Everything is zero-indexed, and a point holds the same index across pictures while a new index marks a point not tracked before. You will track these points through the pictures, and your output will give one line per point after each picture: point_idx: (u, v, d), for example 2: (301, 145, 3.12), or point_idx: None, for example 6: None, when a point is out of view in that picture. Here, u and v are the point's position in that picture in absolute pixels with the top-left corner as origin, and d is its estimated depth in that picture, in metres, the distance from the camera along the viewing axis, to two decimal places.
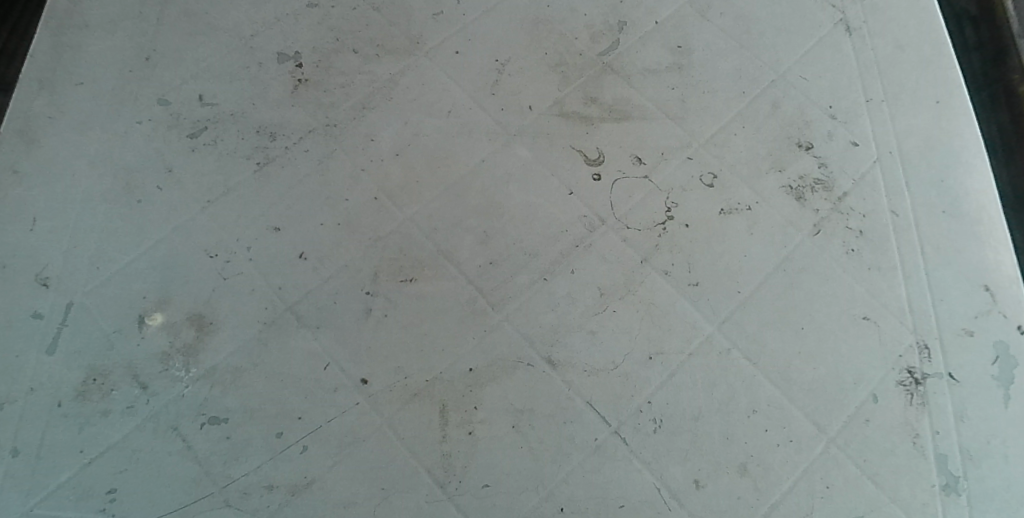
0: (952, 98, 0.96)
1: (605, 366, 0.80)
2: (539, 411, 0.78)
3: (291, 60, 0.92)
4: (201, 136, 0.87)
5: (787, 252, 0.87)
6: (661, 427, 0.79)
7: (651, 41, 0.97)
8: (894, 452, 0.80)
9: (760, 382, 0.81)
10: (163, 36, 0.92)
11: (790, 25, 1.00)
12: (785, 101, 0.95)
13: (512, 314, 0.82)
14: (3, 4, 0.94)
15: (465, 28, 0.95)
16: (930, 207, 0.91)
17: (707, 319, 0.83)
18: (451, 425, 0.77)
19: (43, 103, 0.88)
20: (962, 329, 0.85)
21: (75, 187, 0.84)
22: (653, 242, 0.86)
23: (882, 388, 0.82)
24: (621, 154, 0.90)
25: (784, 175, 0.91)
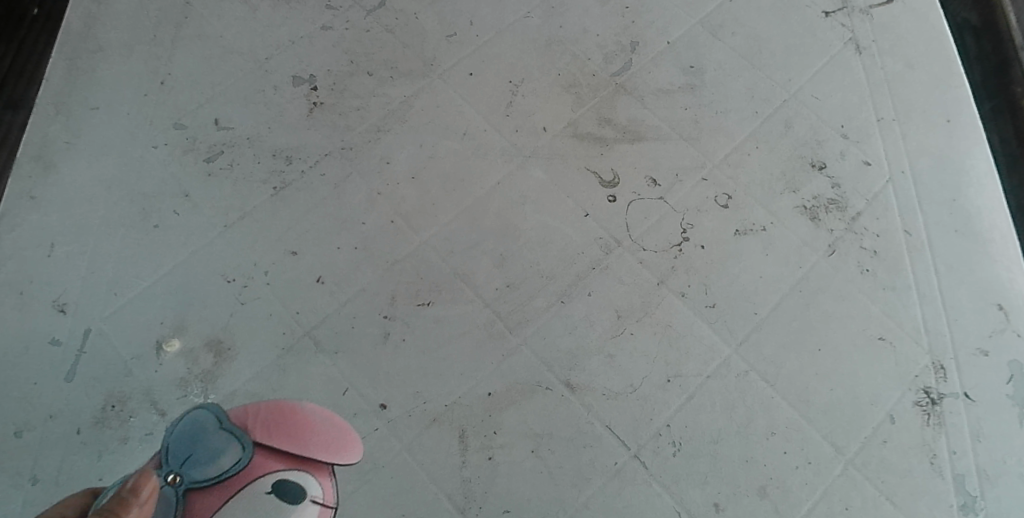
0: (961, 117, 0.97)
1: (623, 389, 0.80)
2: (558, 435, 0.78)
3: (306, 83, 0.92)
4: (217, 160, 0.87)
5: (802, 273, 0.87)
6: (680, 450, 0.79)
7: (663, 61, 0.97)
8: (913, 473, 0.80)
9: (778, 404, 0.81)
10: (179, 59, 0.92)
11: (801, 44, 1.00)
12: (797, 120, 0.96)
13: (530, 338, 0.82)
14: (5, 23, 0.93)
15: (479, 50, 0.95)
16: (943, 226, 0.91)
17: (724, 341, 0.83)
18: (471, 450, 0.77)
19: (60, 128, 0.88)
20: (977, 348, 0.85)
21: (92, 212, 0.84)
22: (669, 264, 0.86)
23: (899, 408, 0.82)
24: (635, 176, 0.90)
25: (797, 195, 0.91)
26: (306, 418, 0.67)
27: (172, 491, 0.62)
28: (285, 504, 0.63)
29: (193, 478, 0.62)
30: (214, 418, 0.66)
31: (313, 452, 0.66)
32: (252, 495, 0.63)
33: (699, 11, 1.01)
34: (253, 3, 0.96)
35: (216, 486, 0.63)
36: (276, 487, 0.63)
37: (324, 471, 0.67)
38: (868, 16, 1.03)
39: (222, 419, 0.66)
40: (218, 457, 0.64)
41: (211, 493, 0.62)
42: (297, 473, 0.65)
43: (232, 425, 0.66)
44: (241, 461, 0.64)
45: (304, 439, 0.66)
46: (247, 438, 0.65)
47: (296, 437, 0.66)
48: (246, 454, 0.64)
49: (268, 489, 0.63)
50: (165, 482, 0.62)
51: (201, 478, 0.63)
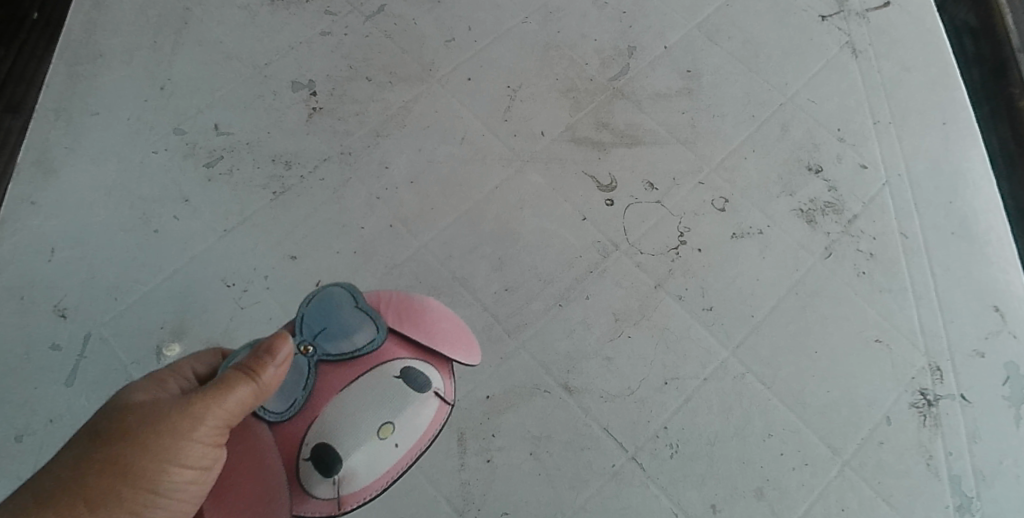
0: (958, 120, 0.97)
1: (620, 392, 0.81)
2: (556, 438, 0.79)
3: (306, 88, 0.92)
4: (217, 166, 0.88)
5: (799, 276, 0.88)
6: (677, 453, 0.79)
7: (661, 66, 0.98)
8: (909, 474, 0.80)
9: (775, 406, 0.82)
10: (179, 65, 0.93)
11: (797, 48, 1.01)
12: (794, 124, 0.96)
13: (528, 341, 0.82)
14: (7, 30, 0.95)
15: (477, 55, 0.96)
16: (939, 228, 0.91)
17: (721, 344, 0.84)
18: (469, 452, 0.78)
19: (60, 134, 0.88)
20: (974, 350, 0.86)
21: (93, 217, 0.85)
22: (666, 267, 0.87)
23: (896, 410, 0.83)
24: (633, 180, 0.91)
25: (794, 198, 0.92)
26: (428, 315, 0.63)
27: (305, 361, 0.60)
28: (410, 391, 0.59)
29: (327, 350, 0.60)
30: (349, 295, 0.63)
31: (436, 347, 0.62)
32: (378, 377, 0.59)
33: (696, 15, 1.02)
34: (253, 9, 0.97)
35: (345, 362, 0.60)
36: (404, 373, 0.59)
37: (443, 364, 0.63)
38: (865, 19, 1.03)
39: (355, 299, 0.63)
40: (350, 333, 0.60)
41: (341, 369, 0.60)
42: (418, 363, 0.61)
43: (364, 307, 0.62)
44: (373, 343, 0.60)
45: (430, 329, 0.62)
46: (378, 321, 0.62)
47: (421, 329, 0.62)
48: (379, 334, 0.61)
49: (396, 373, 0.59)
50: (300, 351, 0.60)
51: (332, 350, 0.60)
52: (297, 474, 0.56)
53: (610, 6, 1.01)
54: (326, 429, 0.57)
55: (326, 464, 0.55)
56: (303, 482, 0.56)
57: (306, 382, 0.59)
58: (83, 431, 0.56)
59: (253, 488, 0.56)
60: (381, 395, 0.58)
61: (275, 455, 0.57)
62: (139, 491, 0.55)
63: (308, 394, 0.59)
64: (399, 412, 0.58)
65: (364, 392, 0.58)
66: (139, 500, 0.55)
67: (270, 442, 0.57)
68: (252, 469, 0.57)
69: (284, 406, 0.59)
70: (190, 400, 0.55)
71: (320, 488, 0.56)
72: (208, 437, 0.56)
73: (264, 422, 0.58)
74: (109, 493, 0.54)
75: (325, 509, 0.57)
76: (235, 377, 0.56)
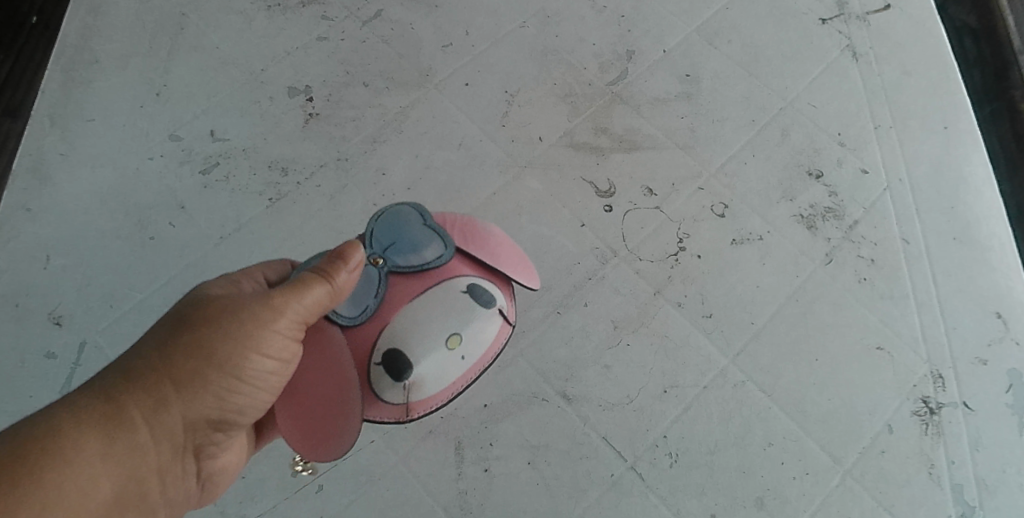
0: (959, 124, 0.97)
1: (619, 400, 0.80)
2: (554, 447, 0.78)
3: (302, 94, 0.92)
4: (213, 172, 0.87)
5: (799, 282, 0.87)
6: (676, 462, 0.78)
7: (660, 70, 0.97)
8: (912, 483, 0.79)
9: (776, 414, 0.81)
10: (175, 71, 0.92)
11: (797, 52, 1.00)
12: (794, 128, 0.95)
13: (527, 349, 0.82)
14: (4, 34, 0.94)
15: (475, 60, 0.95)
16: (940, 233, 0.91)
17: (721, 352, 0.83)
18: (467, 461, 0.77)
19: (56, 140, 0.88)
20: (976, 357, 0.85)
21: (89, 224, 0.84)
22: (666, 274, 0.86)
23: (897, 418, 0.82)
24: (632, 186, 0.90)
25: (794, 203, 0.91)
26: (495, 237, 0.62)
27: (376, 272, 0.58)
28: (477, 308, 0.58)
29: (396, 262, 0.58)
30: (417, 211, 0.61)
31: (502, 266, 0.61)
32: (446, 291, 0.58)
33: (695, 19, 1.01)
34: (249, 14, 0.96)
35: (415, 274, 0.58)
36: (471, 289, 0.59)
37: (504, 283, 0.62)
38: (865, 23, 1.03)
39: (425, 215, 0.61)
40: (420, 246, 0.59)
41: (411, 280, 0.58)
42: (483, 281, 0.60)
43: (433, 222, 0.61)
44: (442, 257, 0.59)
45: (494, 249, 0.61)
46: (447, 236, 0.60)
47: (487, 248, 0.61)
48: (448, 249, 0.59)
49: (464, 289, 0.58)
50: (370, 263, 0.59)
51: (402, 262, 0.58)
52: (367, 379, 0.56)
53: (608, 10, 1.00)
54: (396, 340, 0.56)
55: (398, 371, 0.56)
56: (374, 387, 0.56)
57: (376, 291, 0.58)
58: (170, 318, 0.59)
59: (325, 389, 0.56)
60: (449, 309, 0.57)
61: (346, 358, 0.56)
62: (223, 375, 0.58)
63: (378, 303, 0.57)
64: (466, 326, 0.58)
65: (435, 304, 0.57)
66: (222, 385, 0.59)
67: (341, 347, 0.57)
68: (323, 370, 0.57)
69: (355, 313, 0.58)
70: (273, 296, 0.58)
71: (391, 393, 0.56)
72: (289, 331, 0.58)
73: (334, 327, 0.58)
74: (195, 376, 0.58)
75: (394, 415, 0.58)
76: (313, 278, 0.56)
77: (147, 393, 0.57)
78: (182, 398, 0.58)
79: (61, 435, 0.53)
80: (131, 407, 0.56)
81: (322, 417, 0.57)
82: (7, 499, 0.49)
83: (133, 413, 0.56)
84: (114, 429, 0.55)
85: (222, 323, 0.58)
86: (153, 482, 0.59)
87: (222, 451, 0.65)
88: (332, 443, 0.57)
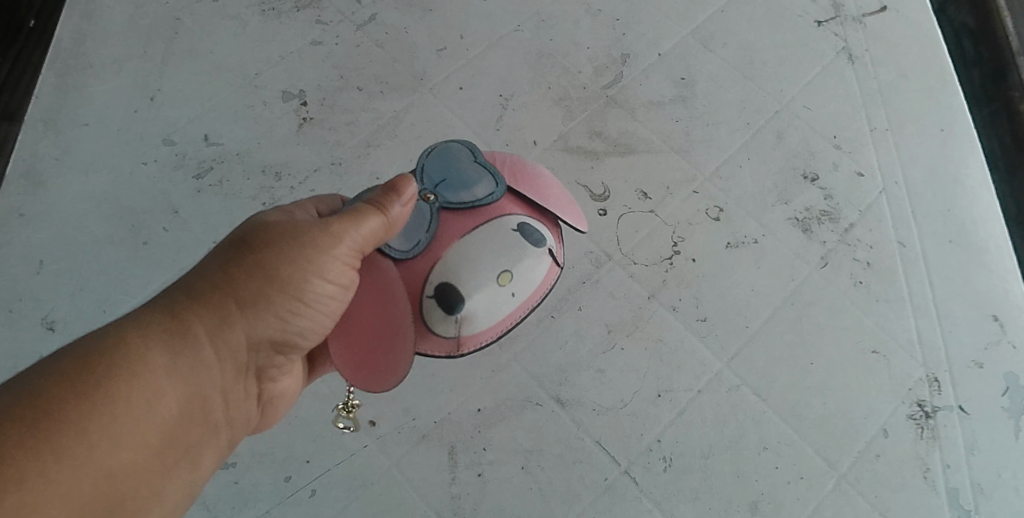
0: (956, 126, 0.96)
1: (613, 405, 0.80)
2: (548, 451, 0.78)
3: (296, 98, 0.92)
4: (207, 177, 0.87)
5: (795, 286, 0.87)
6: (670, 466, 0.78)
7: (655, 73, 0.97)
8: (907, 487, 0.79)
9: (770, 418, 0.81)
10: (169, 75, 0.92)
11: (793, 55, 1.00)
12: (790, 132, 0.95)
13: (520, 354, 0.82)
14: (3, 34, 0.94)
15: (469, 64, 0.95)
16: (936, 236, 0.90)
17: (715, 356, 0.83)
18: (460, 466, 0.77)
19: (49, 145, 0.88)
20: (972, 361, 0.84)
21: (82, 229, 0.84)
22: (660, 277, 0.86)
23: (893, 422, 0.81)
24: (626, 190, 0.90)
25: (790, 207, 0.91)
26: (539, 178, 0.67)
27: (428, 208, 0.62)
28: (526, 244, 0.62)
29: (447, 200, 0.62)
30: (466, 153, 0.65)
31: (546, 205, 0.65)
32: (496, 228, 0.62)
33: (690, 22, 1.01)
34: (244, 18, 0.96)
35: (465, 212, 0.62)
36: (519, 228, 0.63)
37: (548, 222, 0.67)
38: (861, 25, 1.02)
39: (473, 155, 0.65)
40: (469, 185, 0.63)
41: (461, 217, 0.62)
42: (530, 220, 0.64)
43: (483, 161, 0.65)
44: (492, 195, 0.63)
45: (542, 191, 0.66)
46: (495, 176, 0.64)
47: (533, 190, 0.65)
48: (497, 189, 0.63)
49: (513, 227, 0.63)
50: (422, 200, 0.63)
51: (453, 200, 0.62)
52: (419, 308, 0.60)
53: (603, 13, 1.00)
54: (447, 272, 0.60)
55: (450, 303, 0.59)
56: (426, 317, 0.60)
57: (428, 226, 0.62)
58: (228, 241, 0.60)
59: (380, 317, 0.60)
60: (499, 244, 0.61)
61: (401, 289, 0.60)
62: (286, 295, 0.60)
63: (430, 238, 0.61)
64: (515, 261, 0.61)
65: (485, 240, 0.61)
66: (285, 305, 0.60)
67: (394, 278, 0.60)
68: (377, 298, 0.60)
69: (408, 246, 0.61)
70: (332, 223, 0.60)
71: (445, 324, 0.60)
72: (348, 257, 0.60)
73: (389, 259, 0.61)
74: (258, 295, 0.59)
75: (446, 344, 0.62)
76: (368, 210, 0.59)
77: (211, 310, 0.58)
78: (245, 316, 0.59)
79: (128, 346, 0.53)
80: (196, 323, 0.57)
81: (377, 345, 0.60)
82: (97, 393, 0.50)
83: (198, 330, 0.57)
84: (181, 343, 0.56)
85: (282, 245, 0.60)
86: (219, 401, 0.59)
87: (283, 375, 0.66)
88: (385, 369, 0.60)
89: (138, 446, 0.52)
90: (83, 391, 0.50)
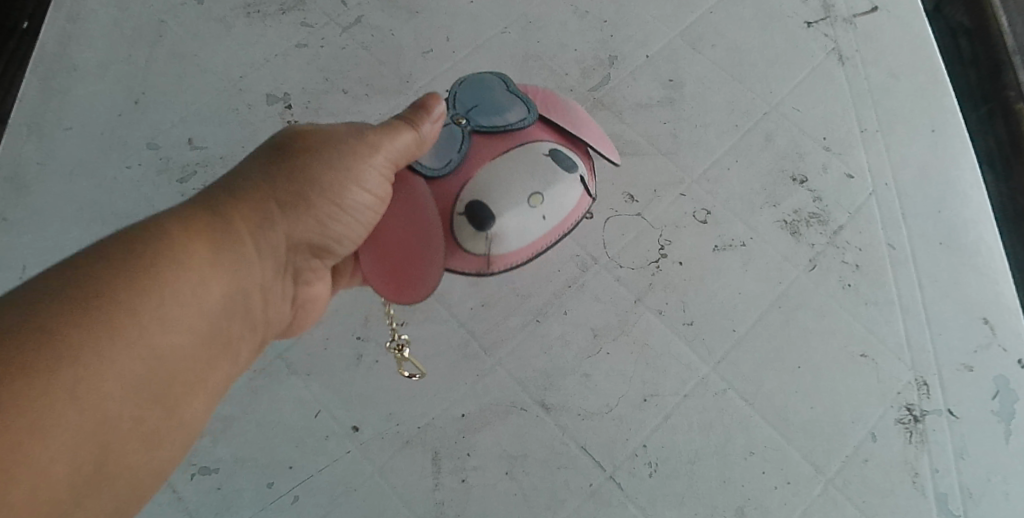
0: (946, 127, 0.96)
1: (599, 410, 0.79)
2: (533, 457, 0.77)
3: (281, 101, 0.91)
4: (191, 181, 0.87)
5: (783, 289, 0.86)
6: (656, 471, 0.78)
7: (642, 75, 0.97)
8: (895, 492, 0.78)
9: (757, 423, 0.80)
10: (154, 79, 0.92)
11: (782, 56, 0.99)
12: (778, 133, 0.94)
13: (505, 358, 0.81)
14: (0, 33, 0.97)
15: (455, 66, 0.95)
16: (926, 238, 0.90)
17: (702, 360, 0.82)
18: (444, 472, 0.76)
19: (33, 149, 0.87)
20: (962, 364, 0.84)
21: (65, 233, 0.84)
22: (647, 280, 0.85)
23: (881, 426, 0.81)
24: (613, 192, 0.90)
25: (778, 209, 0.90)
26: (570, 111, 0.71)
27: (461, 130, 0.66)
28: (552, 166, 0.66)
29: (478, 123, 0.66)
30: (500, 81, 0.70)
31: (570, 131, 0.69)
32: (526, 150, 0.66)
33: (679, 24, 1.00)
34: (229, 21, 0.96)
35: (495, 134, 0.66)
36: (550, 153, 0.67)
37: (572, 148, 0.70)
38: (851, 26, 1.02)
39: (502, 83, 0.69)
40: (498, 110, 0.67)
41: (492, 139, 0.66)
42: (555, 144, 0.68)
43: (515, 89, 0.69)
44: (524, 121, 0.67)
45: (570, 120, 0.70)
46: (522, 102, 0.68)
47: (558, 117, 0.69)
48: (526, 113, 0.68)
49: (544, 152, 0.67)
50: (455, 122, 0.67)
51: (483, 122, 0.66)
52: (450, 224, 0.64)
53: (591, 15, 1.00)
54: (476, 190, 0.64)
55: (479, 220, 0.62)
56: (455, 233, 0.64)
57: (459, 146, 0.65)
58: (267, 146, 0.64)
59: (412, 228, 0.64)
60: (526, 165, 0.65)
61: (430, 203, 0.64)
62: (323, 199, 0.64)
63: (461, 157, 0.65)
64: (542, 180, 0.65)
65: (517, 160, 0.65)
66: (322, 210, 0.64)
67: (425, 193, 0.65)
68: (410, 217, 0.64)
69: (440, 165, 0.65)
70: (368, 134, 0.64)
71: (473, 239, 0.64)
72: (384, 168, 0.65)
73: (421, 177, 0.66)
74: (298, 198, 0.63)
75: (473, 260, 0.66)
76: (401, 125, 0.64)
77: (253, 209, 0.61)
78: (285, 217, 0.63)
79: (174, 238, 0.55)
80: (238, 221, 0.60)
81: (408, 259, 0.65)
82: (152, 277, 0.52)
83: (239, 227, 0.60)
84: (222, 239, 0.59)
85: (322, 154, 0.64)
86: (258, 301, 0.63)
87: (318, 280, 0.72)
88: (416, 278, 0.65)
89: (186, 332, 0.54)
90: (132, 274, 0.52)
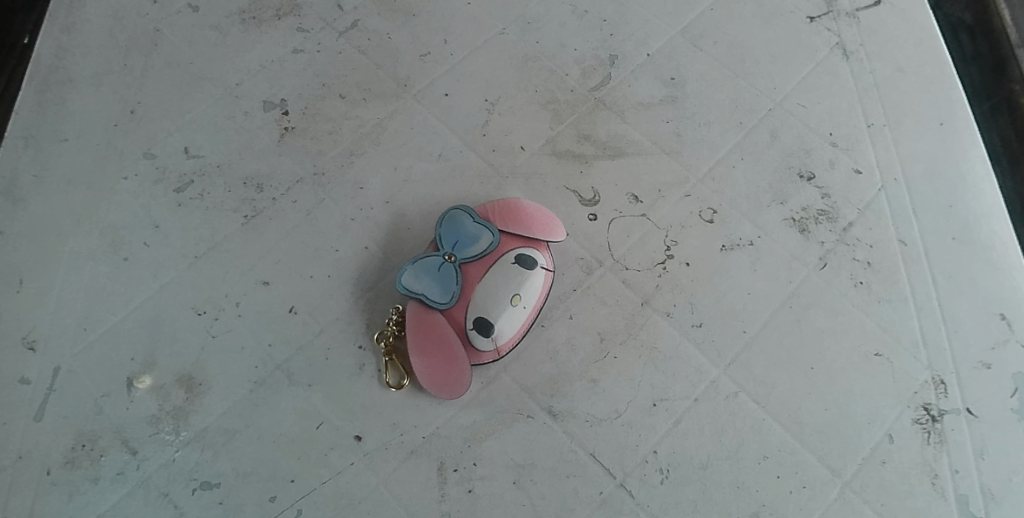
0: (954, 120, 0.94)
1: (607, 416, 0.77)
2: (540, 465, 0.75)
3: (279, 108, 0.91)
4: (188, 190, 0.86)
5: (793, 288, 0.84)
6: (667, 478, 0.76)
7: (644, 73, 0.95)
8: (914, 495, 0.76)
9: (771, 426, 0.78)
10: (150, 88, 0.91)
11: (786, 52, 0.98)
12: (784, 130, 0.93)
13: (510, 364, 0.79)
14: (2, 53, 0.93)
15: (453, 70, 0.94)
16: (939, 233, 0.88)
17: (712, 362, 0.80)
18: (451, 483, 0.74)
19: (29, 161, 0.86)
20: (979, 362, 0.81)
21: (62, 245, 0.83)
22: (654, 282, 0.84)
23: (898, 427, 0.78)
24: (617, 193, 0.88)
25: (785, 207, 0.88)
26: (526, 211, 0.80)
27: (451, 266, 0.77)
28: (525, 271, 0.77)
29: (464, 256, 0.77)
30: (466, 211, 0.80)
31: (537, 235, 0.79)
32: (502, 267, 0.77)
33: (678, 21, 0.99)
34: (224, 28, 0.95)
35: (480, 259, 0.77)
36: (519, 259, 0.77)
37: (545, 249, 0.80)
38: (854, 19, 1.00)
39: (472, 213, 0.79)
40: (477, 239, 0.78)
41: (478, 266, 0.77)
42: (527, 249, 0.78)
43: (481, 217, 0.80)
44: (493, 244, 0.78)
45: (531, 220, 0.79)
46: (493, 225, 0.79)
47: (522, 223, 0.79)
48: (497, 236, 0.78)
49: (514, 260, 0.77)
50: (445, 260, 0.77)
51: (470, 253, 0.77)
52: (467, 339, 0.76)
53: (590, 14, 0.99)
54: (479, 315, 0.75)
55: (485, 328, 0.75)
56: (472, 342, 0.75)
57: (455, 278, 0.76)
58: None
59: (439, 347, 0.75)
60: (509, 277, 0.76)
61: (450, 333, 0.75)
62: None
63: (460, 288, 0.76)
64: (523, 285, 0.76)
65: (500, 287, 0.76)
66: None
67: (444, 324, 0.75)
68: (437, 338, 0.75)
69: (446, 299, 0.76)
70: None
71: (483, 343, 0.75)
72: None
73: (435, 311, 0.76)
74: None
75: (488, 356, 0.76)
76: (422, 320, 0.76)
77: None
78: None
79: None
80: None
81: (444, 366, 0.75)
82: None
83: None
84: None
85: None
86: None
87: None
88: (456, 381, 0.75)
89: None
90: None
